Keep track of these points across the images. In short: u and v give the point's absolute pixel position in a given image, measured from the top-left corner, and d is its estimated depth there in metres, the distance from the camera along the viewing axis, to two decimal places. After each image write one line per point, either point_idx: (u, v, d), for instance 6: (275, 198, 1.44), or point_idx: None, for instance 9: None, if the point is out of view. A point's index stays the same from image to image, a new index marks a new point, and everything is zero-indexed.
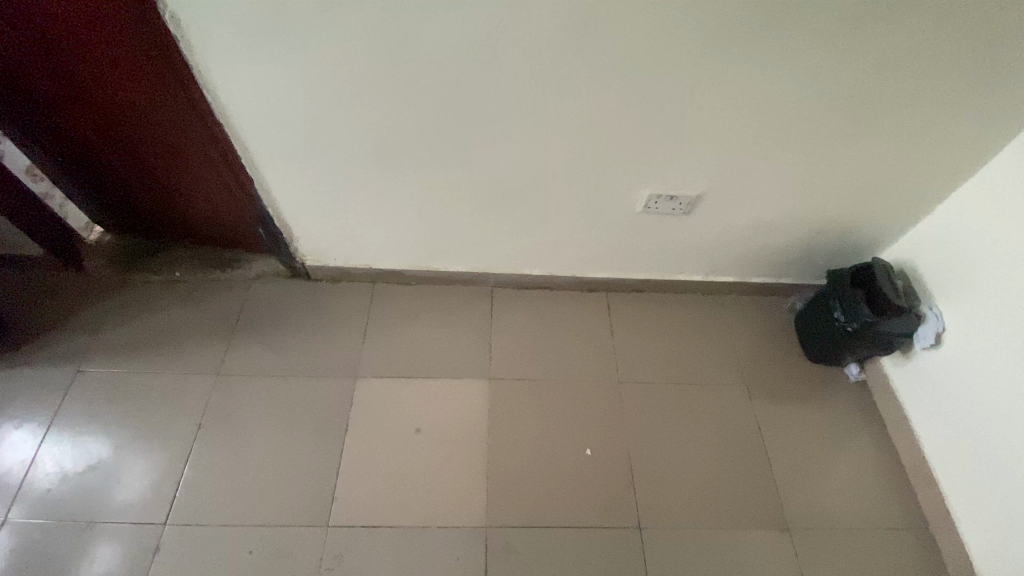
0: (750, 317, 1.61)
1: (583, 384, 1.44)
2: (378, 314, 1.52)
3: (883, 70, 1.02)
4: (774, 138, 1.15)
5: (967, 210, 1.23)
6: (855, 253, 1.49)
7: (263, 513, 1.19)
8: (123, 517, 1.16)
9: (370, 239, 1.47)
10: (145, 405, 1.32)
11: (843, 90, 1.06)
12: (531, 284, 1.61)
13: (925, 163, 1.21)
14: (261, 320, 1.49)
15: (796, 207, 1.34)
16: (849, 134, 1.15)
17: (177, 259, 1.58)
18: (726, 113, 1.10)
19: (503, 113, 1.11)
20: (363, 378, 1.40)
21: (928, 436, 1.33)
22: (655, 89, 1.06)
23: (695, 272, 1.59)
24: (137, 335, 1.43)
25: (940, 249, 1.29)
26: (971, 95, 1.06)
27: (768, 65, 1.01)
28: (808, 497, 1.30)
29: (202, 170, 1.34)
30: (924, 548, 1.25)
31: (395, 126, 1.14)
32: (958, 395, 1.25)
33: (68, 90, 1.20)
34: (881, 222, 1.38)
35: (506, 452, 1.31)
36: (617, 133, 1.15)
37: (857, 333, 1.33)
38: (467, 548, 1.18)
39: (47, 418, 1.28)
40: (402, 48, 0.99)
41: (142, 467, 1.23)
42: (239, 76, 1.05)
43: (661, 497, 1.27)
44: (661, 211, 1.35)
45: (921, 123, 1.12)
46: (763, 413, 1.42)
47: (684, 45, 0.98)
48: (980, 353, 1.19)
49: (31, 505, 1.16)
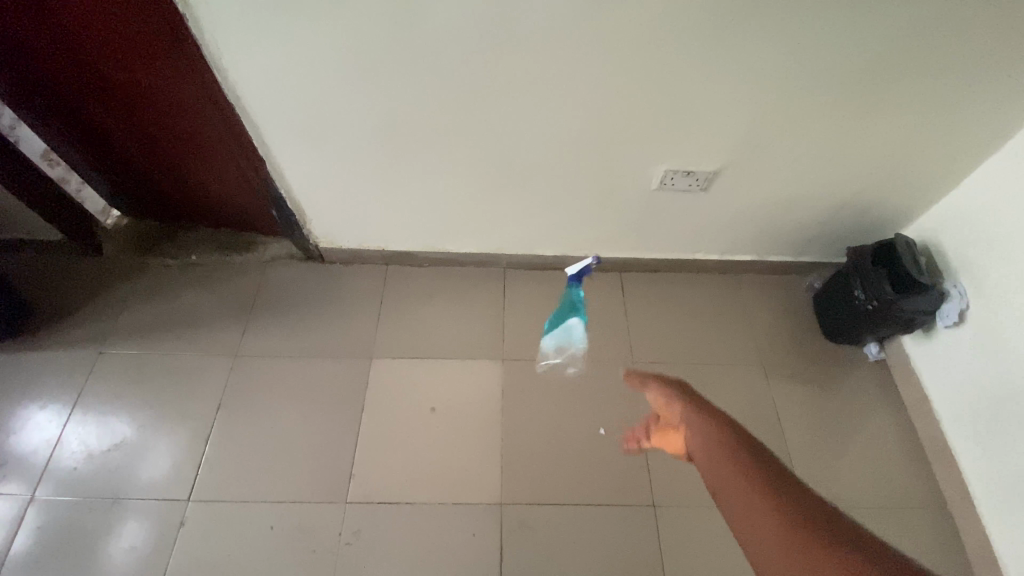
0: (767, 296, 1.58)
1: (597, 363, 1.43)
2: (392, 295, 1.53)
3: (912, 38, 0.97)
4: (795, 110, 1.12)
5: (996, 183, 1.19)
6: (877, 230, 1.46)
7: (282, 489, 1.22)
8: (147, 494, 1.20)
9: (383, 220, 1.47)
10: (166, 386, 1.34)
11: (868, 61, 1.02)
12: (544, 264, 1.60)
13: (953, 135, 1.17)
14: (276, 303, 1.50)
15: (817, 182, 1.31)
16: (873, 107, 1.11)
17: (193, 242, 1.60)
18: (745, 86, 1.07)
19: (515, 89, 1.09)
20: (378, 359, 1.42)
21: (949, 415, 1.30)
22: (672, 63, 1.03)
23: (711, 252, 1.57)
24: (156, 317, 1.46)
25: (967, 225, 1.25)
26: (1006, 63, 1.01)
27: (790, 33, 0.97)
28: (824, 476, 1.29)
29: (216, 154, 1.35)
30: (943, 527, 1.24)
31: (408, 105, 1.13)
32: (982, 374, 1.22)
33: (82, 75, 1.20)
34: (905, 197, 1.34)
35: (521, 432, 1.32)
36: (632, 108, 1.13)
37: (878, 311, 1.30)
38: (483, 523, 1.19)
39: (71, 399, 1.31)
40: (412, 23, 0.97)
41: (164, 446, 1.26)
42: (248, 54, 1.04)
43: (675, 476, 1.27)
44: (676, 189, 1.33)
45: (951, 91, 1.07)
46: (779, 393, 1.40)
47: (703, 16, 0.95)
48: (1006, 330, 1.16)
49: (60, 481, 1.20)
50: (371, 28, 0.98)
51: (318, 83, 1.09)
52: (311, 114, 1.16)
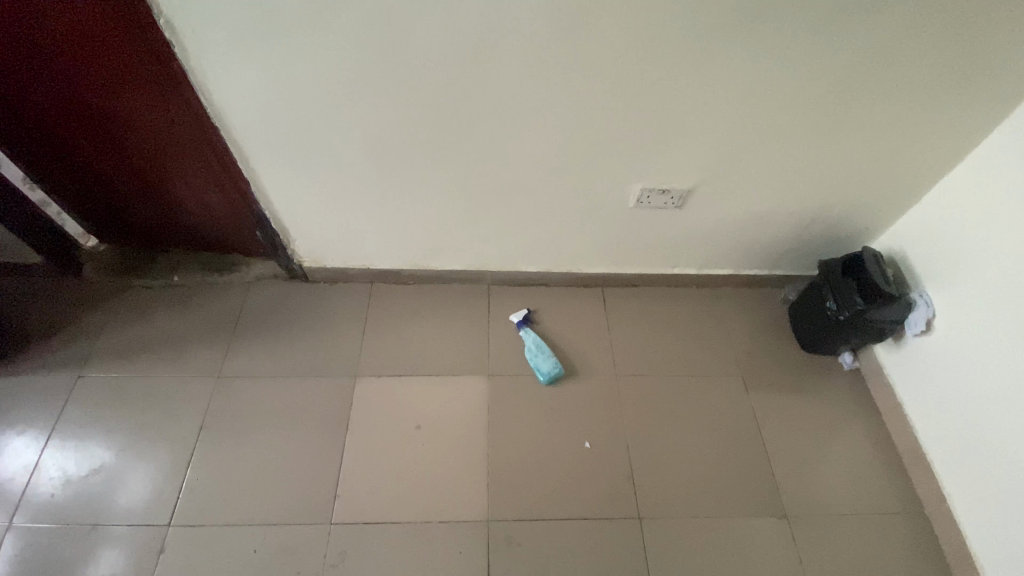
0: (745, 309, 1.63)
1: (581, 377, 1.45)
2: (377, 313, 1.54)
3: (868, 60, 1.03)
4: (764, 129, 1.17)
5: (955, 196, 1.25)
6: (846, 243, 1.52)
7: (266, 511, 1.20)
8: (127, 520, 1.17)
9: (368, 239, 1.48)
10: (147, 409, 1.33)
11: (829, 83, 1.08)
12: (528, 280, 1.63)
13: (913, 152, 1.23)
14: (260, 323, 1.50)
15: (787, 198, 1.36)
16: (835, 126, 1.17)
17: (176, 263, 1.60)
18: (715, 106, 1.12)
19: (496, 111, 1.13)
20: (363, 377, 1.42)
21: (921, 421, 1.34)
22: (645, 85, 1.08)
23: (689, 266, 1.61)
24: (137, 340, 1.44)
25: (930, 236, 1.31)
26: (956, 85, 1.08)
27: (756, 56, 1.02)
28: (805, 484, 1.31)
29: (199, 177, 1.35)
30: (921, 531, 1.26)
31: (391, 127, 1.16)
32: (950, 380, 1.26)
33: (62, 101, 1.20)
34: (871, 211, 1.40)
35: (507, 447, 1.32)
36: (609, 128, 1.17)
37: (849, 321, 1.35)
38: (469, 540, 1.19)
39: (49, 423, 1.29)
40: (395, 48, 1.01)
41: (146, 470, 1.24)
42: (234, 77, 1.07)
43: (659, 487, 1.29)
44: (653, 206, 1.37)
45: (908, 111, 1.13)
46: (759, 403, 1.44)
47: (673, 41, 1.00)
48: (970, 337, 1.21)
49: (36, 509, 1.18)
50: (355, 52, 1.01)
51: (303, 105, 1.11)
52: (296, 136, 1.19)
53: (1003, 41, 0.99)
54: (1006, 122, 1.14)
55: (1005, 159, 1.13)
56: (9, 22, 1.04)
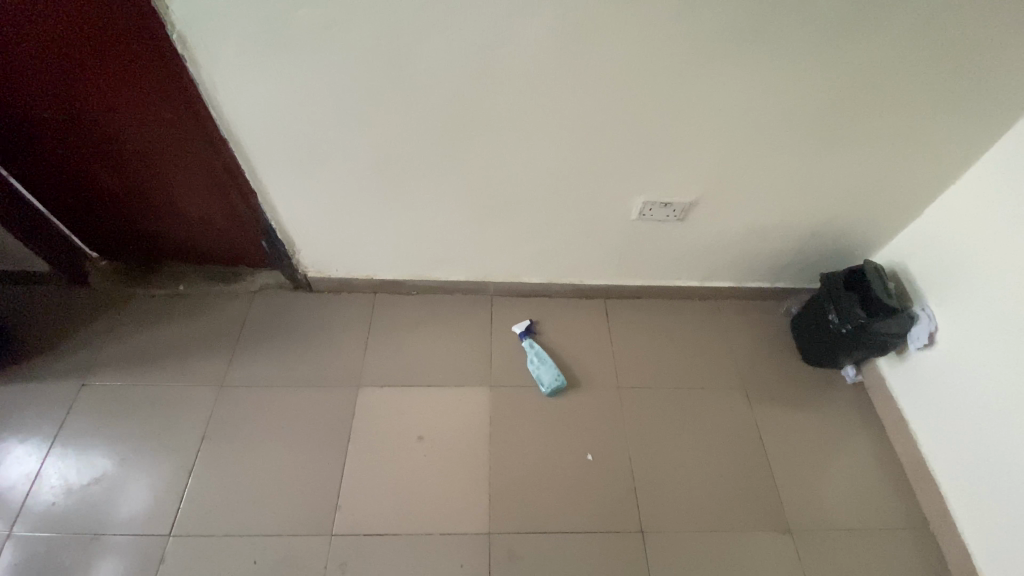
0: (747, 322, 1.63)
1: (584, 389, 1.46)
2: (381, 323, 1.55)
3: (867, 77, 1.05)
4: (765, 143, 1.19)
5: (954, 210, 1.26)
6: (848, 255, 1.53)
7: (267, 522, 1.20)
8: (128, 530, 1.17)
9: (373, 250, 1.49)
10: (148, 418, 1.33)
11: (829, 98, 1.09)
12: (532, 292, 1.64)
13: (913, 167, 1.24)
14: (264, 332, 1.51)
15: (790, 212, 1.38)
16: (835, 141, 1.19)
17: (181, 273, 1.61)
18: (715, 123, 1.14)
19: (500, 125, 1.14)
20: (366, 387, 1.42)
21: (925, 434, 1.34)
22: (648, 99, 1.10)
23: (692, 278, 1.62)
24: (140, 350, 1.45)
25: (930, 251, 1.32)
26: (954, 101, 1.10)
27: (757, 71, 1.04)
28: (809, 499, 1.30)
29: (205, 187, 1.36)
30: (927, 548, 1.25)
31: (399, 140, 1.18)
32: (954, 394, 1.26)
33: (70, 115, 1.22)
34: (871, 225, 1.41)
35: (509, 458, 1.32)
36: (613, 141, 1.18)
37: (852, 335, 1.35)
38: (470, 552, 1.18)
39: (51, 432, 1.29)
40: (404, 64, 1.03)
41: (147, 479, 1.24)
42: (243, 90, 1.09)
43: (662, 500, 1.28)
44: (656, 219, 1.39)
45: (909, 124, 1.15)
46: (761, 415, 1.43)
47: (674, 57, 1.02)
48: (972, 350, 1.21)
49: (37, 518, 1.17)
50: (363, 67, 1.03)
51: (312, 118, 1.13)
52: (303, 149, 1.20)
53: (998, 60, 1.01)
54: (1005, 138, 1.15)
55: (1000, 176, 1.15)
56: (18, 38, 1.06)
